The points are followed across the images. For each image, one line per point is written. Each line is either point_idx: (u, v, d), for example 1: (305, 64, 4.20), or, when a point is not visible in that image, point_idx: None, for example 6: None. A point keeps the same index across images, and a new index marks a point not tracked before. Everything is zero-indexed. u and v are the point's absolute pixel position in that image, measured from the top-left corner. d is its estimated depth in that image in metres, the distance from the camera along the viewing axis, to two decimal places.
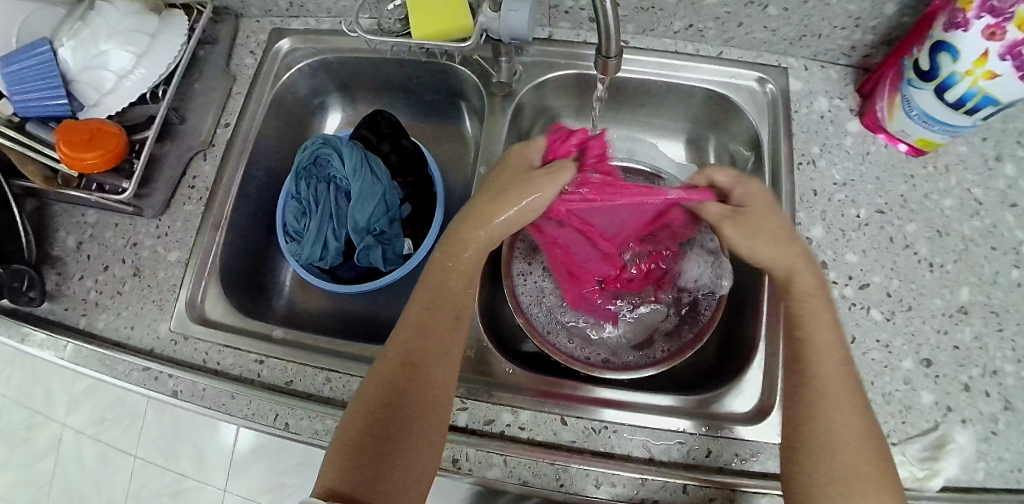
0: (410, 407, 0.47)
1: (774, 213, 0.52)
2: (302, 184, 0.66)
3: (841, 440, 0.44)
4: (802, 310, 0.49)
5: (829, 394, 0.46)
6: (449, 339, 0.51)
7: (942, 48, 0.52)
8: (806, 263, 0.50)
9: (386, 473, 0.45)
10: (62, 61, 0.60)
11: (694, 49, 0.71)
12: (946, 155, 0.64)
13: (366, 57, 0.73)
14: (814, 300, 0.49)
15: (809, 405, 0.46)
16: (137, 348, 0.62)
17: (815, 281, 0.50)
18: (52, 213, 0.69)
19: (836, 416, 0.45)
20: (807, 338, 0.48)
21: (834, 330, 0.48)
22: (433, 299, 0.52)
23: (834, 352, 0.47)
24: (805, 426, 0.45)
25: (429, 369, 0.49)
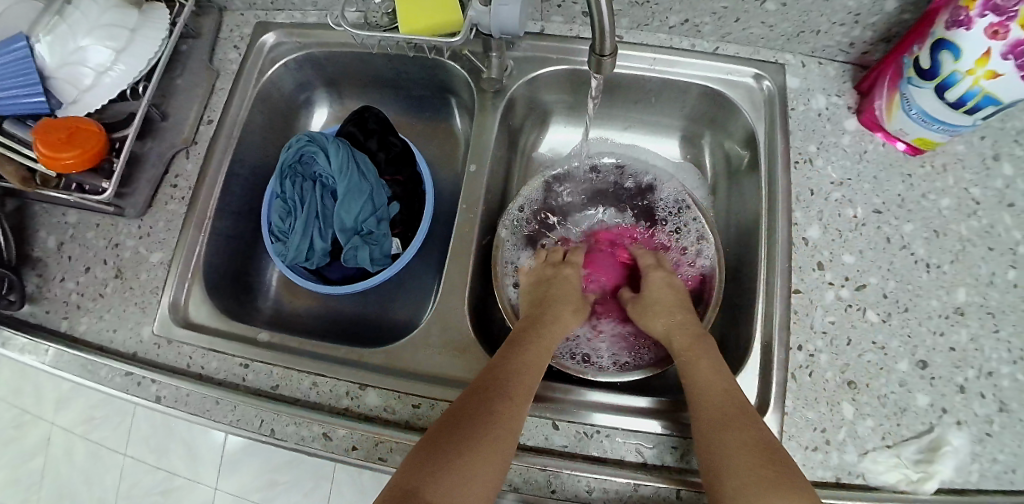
0: (480, 419, 0.48)
1: (667, 286, 0.63)
2: (287, 182, 0.64)
3: (736, 453, 0.46)
4: (683, 359, 0.55)
5: (714, 421, 0.49)
6: (531, 376, 0.52)
7: (944, 46, 0.51)
8: (682, 317, 0.60)
9: (444, 473, 0.44)
10: (38, 56, 0.57)
11: (690, 45, 0.69)
12: (943, 154, 0.63)
13: (354, 52, 0.71)
14: (688, 345, 0.56)
15: (700, 428, 0.49)
16: (119, 352, 0.61)
17: (689, 338, 0.57)
18: (31, 212, 0.67)
19: (724, 436, 0.48)
20: (698, 381, 0.53)
21: (717, 370, 0.53)
22: (517, 348, 0.55)
23: (721, 388, 0.52)
24: (706, 447, 0.48)
25: (509, 390, 0.50)
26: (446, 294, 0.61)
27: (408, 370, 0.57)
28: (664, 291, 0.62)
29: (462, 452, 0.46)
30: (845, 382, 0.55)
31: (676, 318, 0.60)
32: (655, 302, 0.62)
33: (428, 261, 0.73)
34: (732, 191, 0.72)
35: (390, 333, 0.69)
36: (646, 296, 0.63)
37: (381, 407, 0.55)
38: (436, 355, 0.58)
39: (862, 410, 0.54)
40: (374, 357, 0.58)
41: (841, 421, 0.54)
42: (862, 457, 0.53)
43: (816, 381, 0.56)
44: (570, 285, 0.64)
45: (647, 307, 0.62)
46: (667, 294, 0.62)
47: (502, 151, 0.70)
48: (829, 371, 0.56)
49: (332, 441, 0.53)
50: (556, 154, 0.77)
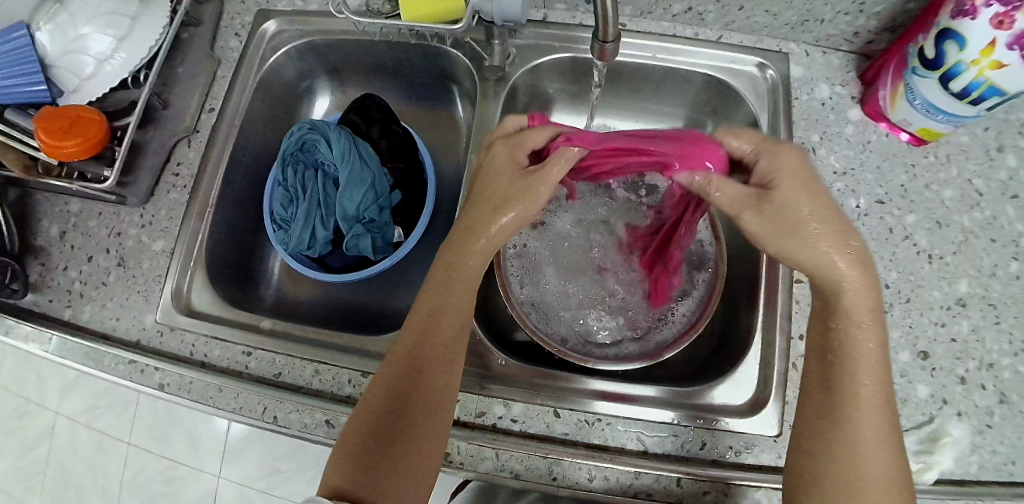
0: (402, 408, 0.47)
1: (800, 177, 0.47)
2: (289, 170, 0.65)
3: (868, 453, 0.42)
4: (841, 312, 0.45)
5: (866, 403, 0.43)
6: (451, 340, 0.49)
7: (949, 36, 0.51)
8: (857, 273, 0.45)
9: (371, 472, 0.45)
10: (39, 45, 0.59)
11: (693, 33, 0.69)
12: (947, 144, 0.63)
13: (355, 40, 0.71)
14: (862, 302, 0.45)
15: (839, 414, 0.44)
16: (122, 340, 0.61)
17: (868, 297, 0.45)
18: (34, 201, 0.67)
19: (868, 428, 0.43)
20: (846, 331, 0.45)
21: (879, 331, 0.45)
22: (433, 305, 0.50)
23: (872, 359, 0.44)
24: (842, 438, 0.43)
25: (428, 373, 0.48)
26: None
27: None
28: (836, 259, 0.45)
29: (391, 447, 0.46)
30: None
31: (846, 254, 0.45)
32: (793, 208, 0.45)
33: (429, 251, 0.73)
34: None
35: (392, 321, 0.69)
36: (772, 197, 0.46)
37: None
38: None
39: None
40: (376, 345, 0.58)
41: None
42: None
43: None
44: (507, 174, 0.52)
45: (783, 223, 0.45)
46: (794, 175, 0.47)
47: None
48: None
49: (335, 429, 0.54)
50: None
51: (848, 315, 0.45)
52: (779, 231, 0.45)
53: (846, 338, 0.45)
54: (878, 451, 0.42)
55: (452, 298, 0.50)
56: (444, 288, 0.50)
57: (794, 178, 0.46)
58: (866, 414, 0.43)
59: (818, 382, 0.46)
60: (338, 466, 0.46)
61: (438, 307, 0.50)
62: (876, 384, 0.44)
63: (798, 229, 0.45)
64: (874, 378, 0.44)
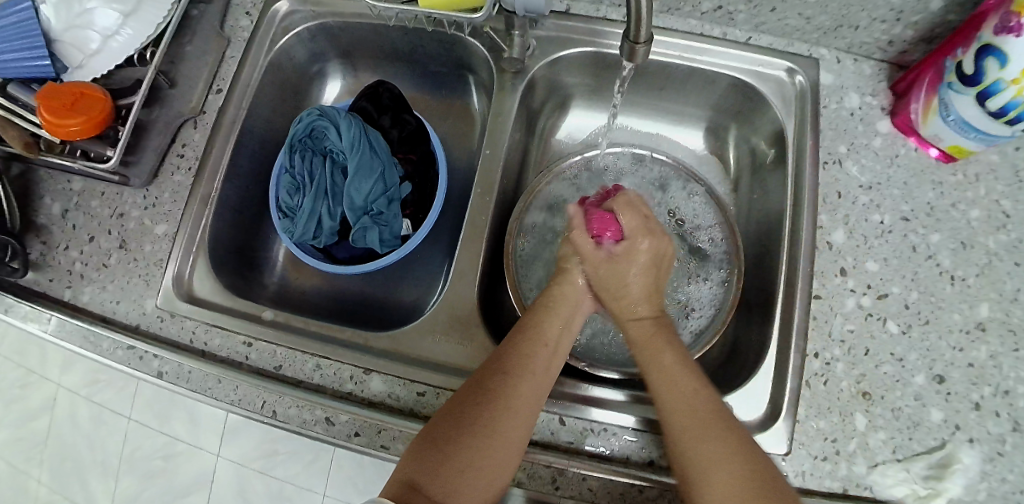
0: (486, 411, 0.46)
1: (653, 258, 0.58)
2: (297, 157, 0.63)
3: (706, 465, 0.44)
4: (646, 352, 0.53)
5: (682, 427, 0.47)
6: (544, 364, 0.50)
7: (990, 53, 0.49)
8: (648, 319, 0.56)
9: (448, 466, 0.44)
10: (43, 18, 0.57)
11: (721, 33, 0.66)
12: (977, 162, 0.61)
13: (370, 24, 0.69)
14: (653, 344, 0.53)
15: (675, 443, 0.47)
16: (122, 324, 0.60)
17: (649, 328, 0.55)
18: (36, 177, 0.66)
19: (694, 444, 0.45)
20: (659, 380, 0.51)
21: (683, 365, 0.51)
22: (532, 331, 0.52)
23: (688, 387, 0.49)
24: (680, 456, 0.46)
25: (514, 382, 0.48)
26: (456, 283, 0.59)
27: (415, 357, 0.56)
28: (643, 300, 0.56)
29: (467, 445, 0.45)
30: (859, 392, 0.54)
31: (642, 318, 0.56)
32: (633, 281, 0.57)
33: (437, 245, 0.71)
34: (754, 188, 0.70)
35: (397, 316, 0.68)
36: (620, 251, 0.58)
37: (385, 394, 0.54)
38: (442, 343, 0.57)
39: (874, 422, 0.54)
40: (379, 341, 0.57)
41: (852, 432, 0.53)
42: (871, 470, 0.52)
43: (830, 390, 0.54)
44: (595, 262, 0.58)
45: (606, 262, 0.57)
46: (653, 257, 0.58)
47: (519, 135, 0.68)
48: (844, 382, 0.55)
49: (334, 427, 0.53)
50: (573, 139, 0.75)
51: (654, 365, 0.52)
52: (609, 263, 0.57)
53: (653, 379, 0.51)
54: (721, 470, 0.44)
55: (546, 332, 0.53)
56: (543, 316, 0.54)
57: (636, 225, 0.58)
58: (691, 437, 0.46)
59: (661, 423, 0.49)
60: (413, 458, 0.45)
61: (536, 333, 0.52)
62: (676, 402, 0.48)
63: (636, 235, 0.58)
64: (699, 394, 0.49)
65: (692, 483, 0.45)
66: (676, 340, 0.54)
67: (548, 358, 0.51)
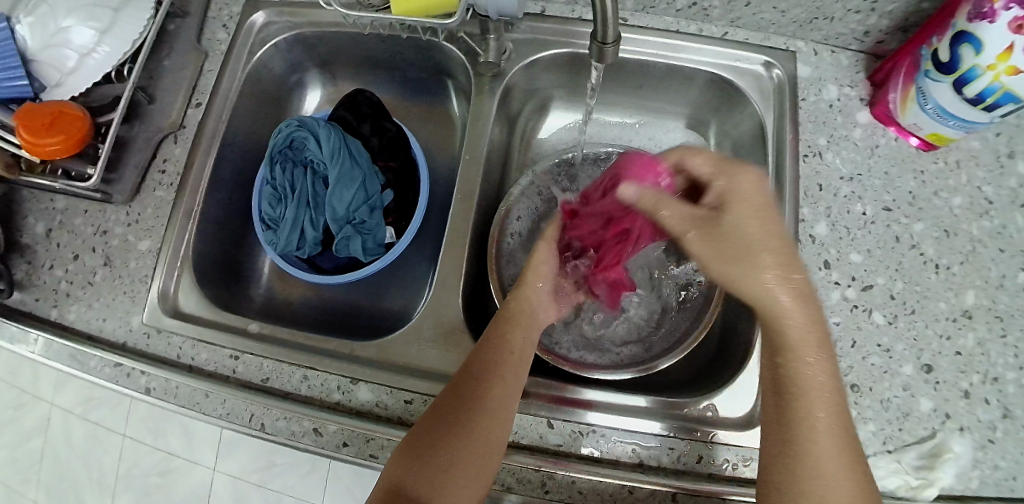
0: (456, 420, 0.47)
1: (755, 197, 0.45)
2: (277, 168, 0.63)
3: (821, 442, 0.42)
4: (774, 314, 0.45)
5: (821, 399, 0.43)
6: (512, 365, 0.50)
7: (965, 39, 0.49)
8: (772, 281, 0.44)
9: (425, 471, 0.45)
10: (20, 39, 0.57)
11: (698, 29, 0.66)
12: (957, 150, 0.61)
13: (346, 32, 0.69)
14: (787, 293, 0.44)
15: (784, 414, 0.43)
16: (108, 342, 0.60)
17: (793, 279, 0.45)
18: (18, 197, 0.66)
19: (817, 416, 0.42)
20: (792, 335, 0.44)
21: (817, 325, 0.45)
22: (499, 336, 0.52)
23: (814, 352, 0.44)
24: (801, 423, 0.42)
25: (478, 388, 0.48)
26: (440, 289, 0.59)
27: (401, 364, 0.56)
28: (770, 289, 0.44)
29: (442, 450, 0.45)
30: (848, 385, 0.54)
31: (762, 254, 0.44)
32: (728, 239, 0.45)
33: (423, 251, 0.71)
34: None
35: (384, 325, 0.68)
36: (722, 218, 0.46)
37: (372, 403, 0.54)
38: (427, 350, 0.57)
39: (863, 414, 0.53)
40: (365, 351, 0.57)
41: None
42: None
43: None
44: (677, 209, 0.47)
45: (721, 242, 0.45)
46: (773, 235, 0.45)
47: (499, 138, 0.68)
48: None
49: (322, 437, 0.52)
50: (555, 140, 0.75)
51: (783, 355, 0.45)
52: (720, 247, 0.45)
53: (791, 334, 0.44)
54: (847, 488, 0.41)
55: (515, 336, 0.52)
56: (509, 321, 0.54)
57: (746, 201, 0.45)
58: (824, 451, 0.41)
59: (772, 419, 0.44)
60: (395, 464, 0.45)
61: (504, 333, 0.52)
62: (823, 410, 0.43)
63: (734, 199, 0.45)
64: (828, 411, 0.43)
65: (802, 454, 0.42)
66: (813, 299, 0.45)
67: (518, 355, 0.51)
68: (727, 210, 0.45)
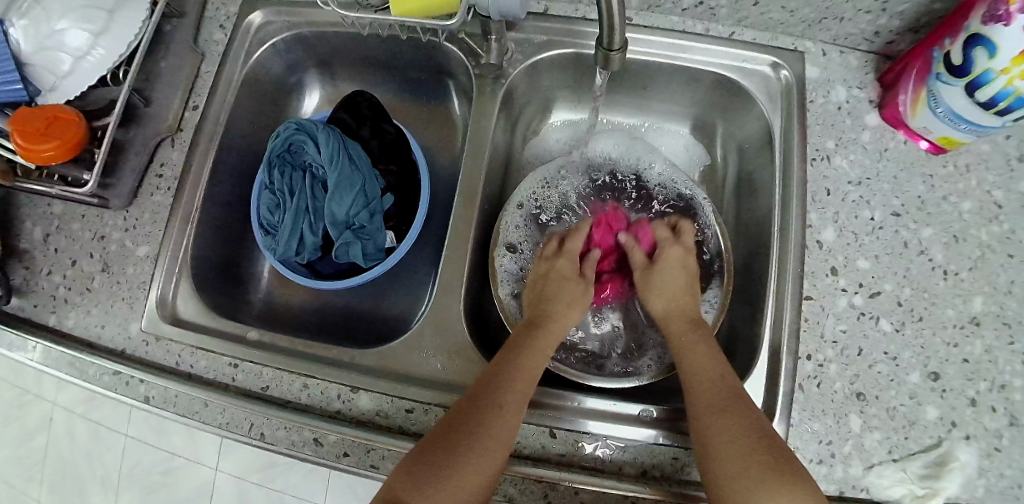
0: (462, 440, 0.47)
1: (681, 261, 0.61)
2: (275, 172, 0.62)
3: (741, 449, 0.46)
4: (678, 345, 0.56)
5: (705, 410, 0.49)
6: (524, 382, 0.51)
7: (979, 42, 0.47)
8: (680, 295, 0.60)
9: (430, 484, 0.45)
10: (14, 41, 0.56)
11: (704, 29, 0.65)
12: (967, 153, 0.60)
13: (346, 33, 0.67)
14: (683, 338, 0.56)
15: (694, 416, 0.50)
16: (107, 348, 0.59)
17: (686, 325, 0.57)
18: (15, 202, 0.65)
19: (721, 422, 0.48)
20: (686, 361, 0.54)
21: (713, 358, 0.53)
22: (512, 349, 0.53)
23: (716, 374, 0.51)
24: (699, 427, 0.49)
25: (485, 405, 0.48)
26: (441, 296, 0.59)
27: (403, 373, 0.56)
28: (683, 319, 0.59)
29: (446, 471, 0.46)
30: (853, 393, 0.54)
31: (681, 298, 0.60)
32: (662, 278, 0.61)
33: (425, 254, 0.71)
34: (742, 185, 0.70)
35: (387, 329, 0.68)
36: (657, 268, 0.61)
37: (373, 412, 0.54)
38: (430, 357, 0.56)
39: (868, 423, 0.53)
40: (366, 358, 0.56)
41: (847, 434, 0.53)
42: (867, 471, 0.52)
43: (824, 392, 0.54)
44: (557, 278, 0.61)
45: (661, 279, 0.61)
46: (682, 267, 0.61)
47: (501, 140, 0.67)
48: (837, 383, 0.54)
49: (323, 447, 0.52)
50: (559, 140, 0.74)
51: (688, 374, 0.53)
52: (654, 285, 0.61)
53: (686, 363, 0.54)
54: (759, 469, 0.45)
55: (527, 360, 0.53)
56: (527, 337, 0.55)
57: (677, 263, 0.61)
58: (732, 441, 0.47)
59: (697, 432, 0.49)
60: (396, 473, 0.46)
61: (519, 351, 0.53)
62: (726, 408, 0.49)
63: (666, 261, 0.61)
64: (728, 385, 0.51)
65: (705, 455, 0.47)
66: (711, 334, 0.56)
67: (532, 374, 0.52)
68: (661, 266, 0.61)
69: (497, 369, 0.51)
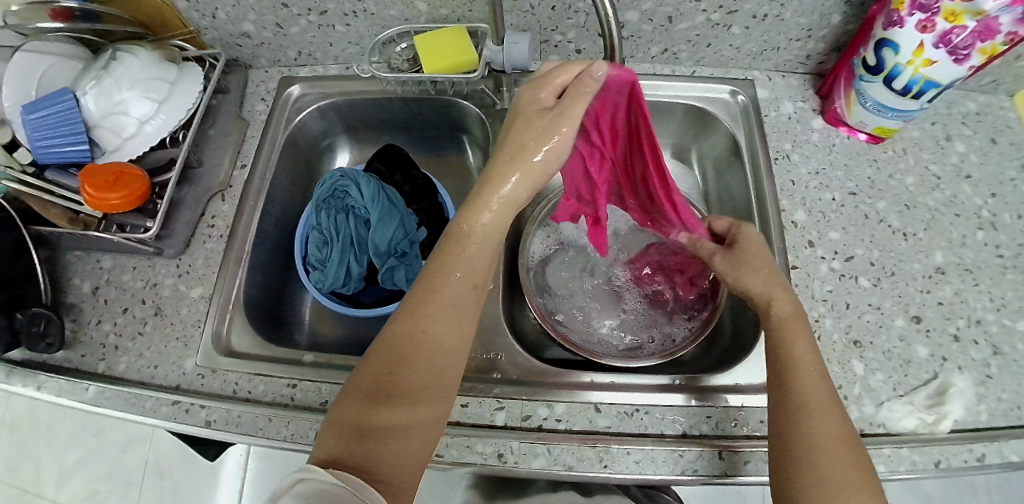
0: (398, 383, 0.46)
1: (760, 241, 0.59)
2: (323, 215, 0.69)
3: (822, 432, 0.45)
4: (781, 334, 0.51)
5: (815, 407, 0.46)
6: (456, 315, 0.49)
7: (885, 44, 0.60)
8: (779, 288, 0.54)
9: (367, 442, 0.43)
10: (84, 108, 0.63)
11: (670, 70, 0.78)
12: (901, 139, 0.72)
13: (371, 98, 0.78)
14: (785, 319, 0.52)
15: (795, 407, 0.46)
16: (161, 385, 0.63)
17: (790, 308, 0.53)
18: (62, 262, 0.70)
19: (819, 424, 0.45)
20: (778, 339, 0.51)
21: (815, 357, 0.50)
22: (434, 277, 0.50)
23: (816, 375, 0.48)
24: (801, 428, 0.45)
25: (419, 353, 0.47)
26: None
27: None
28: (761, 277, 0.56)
29: (387, 422, 0.44)
30: (851, 341, 0.60)
31: (761, 272, 0.56)
32: (754, 256, 0.57)
33: None
34: (718, 194, 0.80)
35: None
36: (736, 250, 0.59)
37: None
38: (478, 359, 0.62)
39: (871, 365, 0.59)
40: None
41: (854, 377, 0.58)
42: (879, 407, 0.57)
43: (825, 344, 0.60)
44: (530, 121, 0.52)
45: (739, 259, 0.58)
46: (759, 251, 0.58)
47: None
48: (835, 335, 0.61)
49: None
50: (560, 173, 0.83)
51: (776, 339, 0.51)
52: (738, 264, 0.57)
53: (781, 345, 0.51)
54: (843, 457, 0.44)
55: (449, 282, 0.50)
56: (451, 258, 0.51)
57: (755, 242, 0.59)
58: (813, 428, 0.45)
59: (801, 403, 0.46)
60: (332, 437, 0.44)
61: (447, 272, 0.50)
62: (815, 389, 0.47)
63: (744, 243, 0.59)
64: (817, 365, 0.49)
65: (799, 449, 0.44)
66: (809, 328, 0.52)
67: (463, 301, 0.50)
68: (738, 244, 0.59)
69: (423, 308, 0.49)
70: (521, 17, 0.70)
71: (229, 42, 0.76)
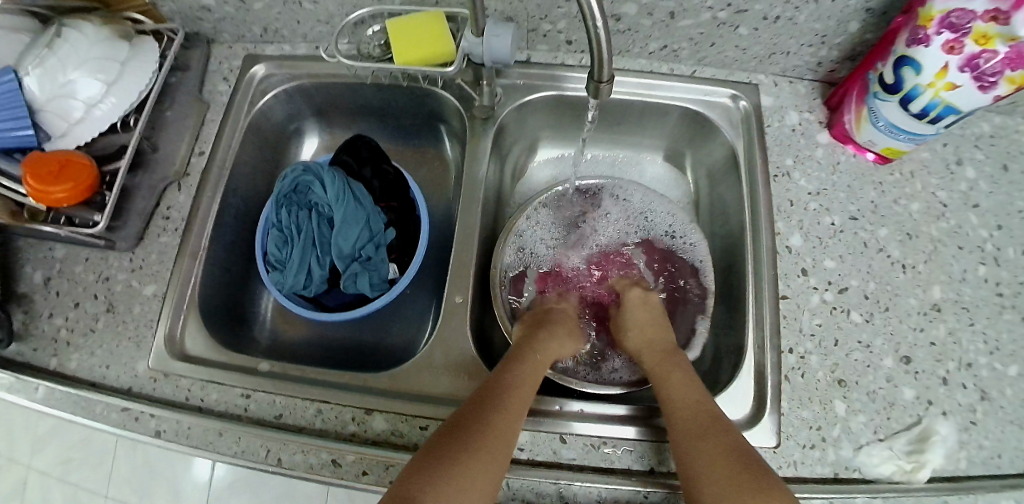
0: (471, 439, 0.47)
1: (642, 300, 0.67)
2: (284, 211, 0.65)
3: (694, 449, 0.49)
4: (658, 374, 0.58)
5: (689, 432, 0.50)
6: (525, 399, 0.52)
7: (905, 62, 0.55)
8: (644, 330, 0.64)
9: (438, 484, 0.43)
10: (26, 90, 0.57)
11: (669, 69, 0.72)
12: (910, 161, 0.67)
13: (344, 83, 0.72)
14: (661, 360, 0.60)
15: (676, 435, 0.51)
16: (112, 387, 0.60)
17: (659, 352, 0.61)
18: (14, 247, 0.66)
19: (695, 446, 0.49)
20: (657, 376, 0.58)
21: (691, 383, 0.55)
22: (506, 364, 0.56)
23: (693, 398, 0.53)
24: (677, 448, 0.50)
25: (494, 416, 0.49)
26: (448, 318, 0.62)
27: (416, 393, 0.58)
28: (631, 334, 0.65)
29: (455, 471, 0.44)
30: (835, 380, 0.58)
31: (631, 335, 0.64)
32: (634, 317, 0.66)
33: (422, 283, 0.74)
34: (714, 206, 0.76)
35: (392, 358, 0.70)
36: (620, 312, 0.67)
37: (388, 432, 0.55)
38: (443, 378, 0.59)
39: (853, 407, 0.57)
40: (379, 381, 0.58)
41: (834, 419, 0.56)
42: (857, 451, 0.55)
43: (808, 381, 0.58)
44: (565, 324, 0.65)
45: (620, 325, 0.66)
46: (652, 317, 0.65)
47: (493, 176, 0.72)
48: (819, 372, 0.58)
49: (341, 468, 0.53)
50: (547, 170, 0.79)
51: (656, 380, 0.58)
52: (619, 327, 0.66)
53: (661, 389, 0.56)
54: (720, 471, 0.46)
55: (521, 372, 0.55)
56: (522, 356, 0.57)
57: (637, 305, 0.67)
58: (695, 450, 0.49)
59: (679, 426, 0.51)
60: (409, 478, 0.44)
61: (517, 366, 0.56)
62: (685, 412, 0.52)
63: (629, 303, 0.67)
64: (699, 393, 0.54)
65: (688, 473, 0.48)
66: (684, 362, 0.59)
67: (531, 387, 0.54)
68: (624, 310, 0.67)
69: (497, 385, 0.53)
70: (507, 4, 0.63)
71: (189, 14, 0.70)
